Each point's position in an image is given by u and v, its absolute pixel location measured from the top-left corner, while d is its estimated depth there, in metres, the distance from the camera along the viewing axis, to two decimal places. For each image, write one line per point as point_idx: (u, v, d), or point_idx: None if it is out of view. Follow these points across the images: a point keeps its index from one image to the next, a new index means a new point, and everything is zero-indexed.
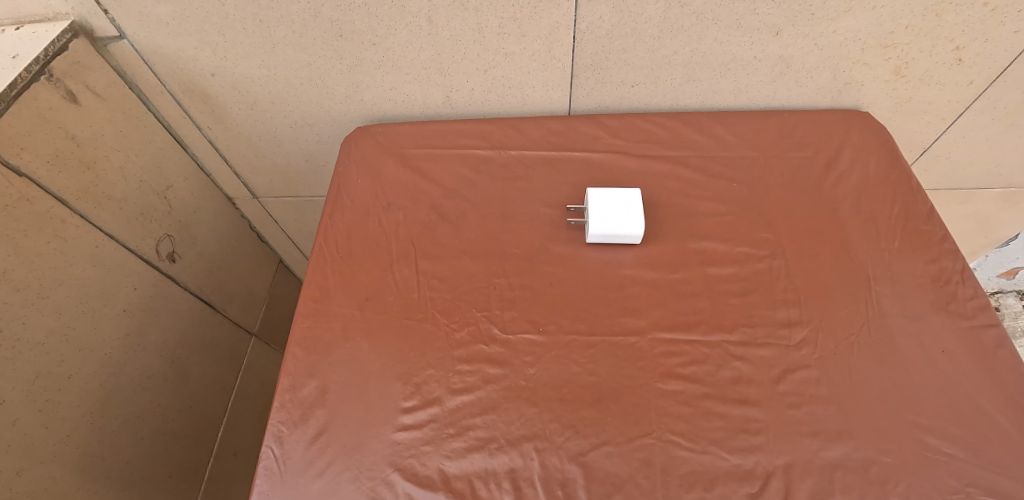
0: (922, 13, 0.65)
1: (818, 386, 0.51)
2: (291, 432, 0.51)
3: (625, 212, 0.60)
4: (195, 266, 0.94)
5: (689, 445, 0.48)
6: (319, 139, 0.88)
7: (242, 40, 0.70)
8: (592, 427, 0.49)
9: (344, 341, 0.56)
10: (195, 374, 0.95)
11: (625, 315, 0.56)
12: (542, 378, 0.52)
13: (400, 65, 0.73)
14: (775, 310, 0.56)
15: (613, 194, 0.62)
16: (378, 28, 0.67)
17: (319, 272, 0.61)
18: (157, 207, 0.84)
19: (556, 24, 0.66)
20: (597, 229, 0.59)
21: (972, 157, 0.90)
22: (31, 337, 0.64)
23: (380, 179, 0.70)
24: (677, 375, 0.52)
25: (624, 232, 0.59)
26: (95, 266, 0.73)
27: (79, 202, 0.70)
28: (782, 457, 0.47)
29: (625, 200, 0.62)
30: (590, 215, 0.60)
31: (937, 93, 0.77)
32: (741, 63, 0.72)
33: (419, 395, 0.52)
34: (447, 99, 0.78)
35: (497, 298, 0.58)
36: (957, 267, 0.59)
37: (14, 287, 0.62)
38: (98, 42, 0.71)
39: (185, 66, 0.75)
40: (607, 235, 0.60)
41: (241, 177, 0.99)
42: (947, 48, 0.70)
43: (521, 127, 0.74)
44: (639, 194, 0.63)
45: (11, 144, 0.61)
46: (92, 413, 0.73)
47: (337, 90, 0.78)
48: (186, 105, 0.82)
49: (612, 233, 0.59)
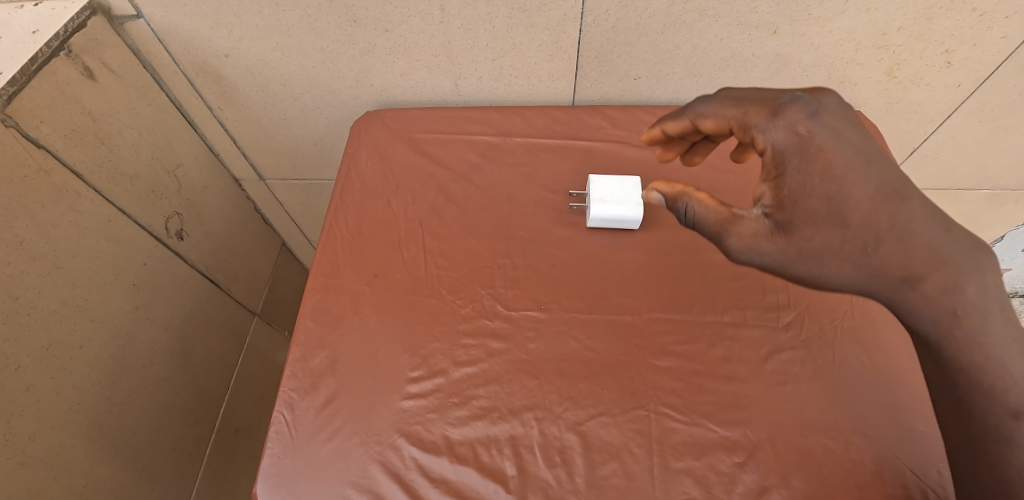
0: (914, 16, 0.68)
1: (804, 365, 0.54)
2: (302, 398, 0.53)
3: (625, 197, 0.63)
4: (201, 244, 0.96)
5: (680, 417, 0.51)
6: (328, 123, 0.90)
7: (257, 23, 0.72)
8: (589, 399, 0.52)
9: (353, 314, 0.58)
10: (199, 351, 0.97)
11: (623, 296, 0.59)
12: (543, 352, 0.55)
13: (411, 52, 0.75)
14: (765, 294, 0.59)
15: (615, 180, 0.64)
16: (391, 15, 0.69)
17: (329, 249, 0.63)
18: (167, 185, 0.86)
19: (563, 16, 0.68)
20: (597, 213, 0.62)
21: (959, 157, 0.94)
22: (45, 306, 0.66)
23: (389, 161, 0.72)
24: (670, 353, 0.55)
25: (624, 216, 0.62)
26: (107, 240, 0.74)
27: (94, 177, 0.72)
28: (767, 431, 0.50)
29: (626, 186, 0.64)
30: (591, 199, 0.62)
31: (927, 94, 0.81)
32: (741, 59, 0.74)
33: (426, 366, 0.54)
34: (455, 86, 0.81)
35: (501, 276, 0.61)
36: None
37: (31, 256, 0.64)
38: (115, 20, 0.73)
39: (200, 47, 0.76)
40: (607, 219, 0.62)
41: (249, 158, 1.00)
42: (938, 51, 0.73)
43: (526, 116, 0.76)
44: (639, 183, 0.65)
45: (31, 117, 0.63)
46: (101, 383, 0.75)
47: (348, 75, 0.80)
48: (198, 86, 0.84)
49: (612, 218, 0.62)
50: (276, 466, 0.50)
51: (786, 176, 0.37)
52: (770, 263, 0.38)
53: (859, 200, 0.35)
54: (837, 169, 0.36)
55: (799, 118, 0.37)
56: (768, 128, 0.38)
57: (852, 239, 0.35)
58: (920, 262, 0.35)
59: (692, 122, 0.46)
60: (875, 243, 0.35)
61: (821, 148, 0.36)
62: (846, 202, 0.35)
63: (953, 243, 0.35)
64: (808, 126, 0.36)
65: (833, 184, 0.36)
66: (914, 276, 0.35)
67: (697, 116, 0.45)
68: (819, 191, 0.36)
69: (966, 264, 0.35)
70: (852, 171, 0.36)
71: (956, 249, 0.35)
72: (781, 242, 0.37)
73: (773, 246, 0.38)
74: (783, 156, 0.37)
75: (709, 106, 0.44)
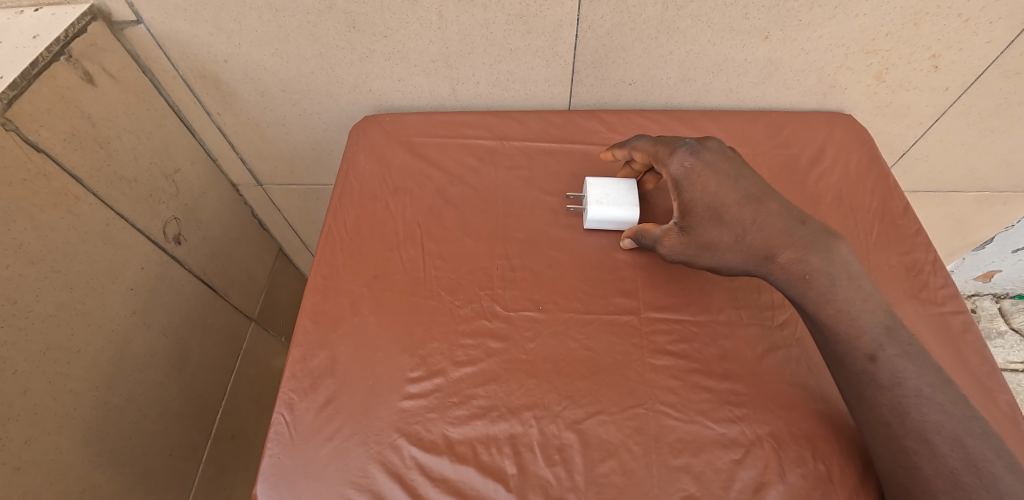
0: (901, 22, 0.70)
1: (799, 363, 0.55)
2: (302, 399, 0.53)
3: (622, 199, 0.63)
4: (199, 249, 0.96)
5: (678, 415, 0.51)
6: (326, 128, 0.91)
7: (257, 29, 0.73)
8: (588, 397, 0.52)
9: (352, 315, 0.58)
10: (195, 356, 0.96)
11: (620, 296, 0.59)
12: (541, 351, 0.55)
13: (409, 57, 0.76)
14: (760, 293, 0.60)
15: (611, 182, 0.65)
16: (390, 21, 0.70)
17: (328, 251, 0.64)
18: (165, 189, 0.86)
19: (560, 22, 0.70)
20: (595, 214, 0.62)
21: (948, 160, 0.96)
22: (42, 309, 0.65)
23: (387, 164, 0.73)
24: (667, 352, 0.55)
25: (620, 217, 0.62)
26: (105, 243, 0.75)
27: (92, 181, 0.73)
28: (763, 427, 0.50)
29: (623, 188, 0.64)
30: (588, 200, 0.62)
31: (916, 98, 0.83)
32: (733, 64, 0.76)
33: (425, 366, 0.55)
34: (453, 91, 0.82)
35: (499, 278, 0.61)
36: (929, 259, 0.64)
37: (29, 260, 0.64)
38: (115, 25, 0.73)
39: (199, 52, 0.77)
40: (604, 220, 0.63)
41: (247, 163, 1.01)
42: (925, 56, 0.75)
43: (523, 120, 0.77)
44: (635, 185, 0.65)
45: (31, 121, 0.63)
46: (98, 387, 0.74)
47: (347, 80, 0.80)
48: (196, 91, 0.84)
49: (607, 221, 0.63)
50: (276, 467, 0.50)
51: (682, 195, 0.56)
52: (683, 258, 0.56)
53: (731, 204, 0.54)
54: (711, 187, 0.54)
55: (684, 157, 0.56)
56: (667, 161, 0.57)
57: (729, 231, 0.53)
58: (778, 242, 0.51)
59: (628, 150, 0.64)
60: (744, 231, 0.53)
61: (699, 174, 0.55)
62: (721, 208, 0.54)
63: (806, 232, 0.51)
64: (690, 159, 0.56)
65: (710, 198, 0.54)
66: (772, 253, 0.52)
67: (630, 146, 0.63)
68: (701, 201, 0.55)
69: (815, 245, 0.50)
70: (723, 187, 0.54)
71: (806, 235, 0.51)
72: (687, 243, 0.55)
73: (683, 246, 0.56)
74: (677, 181, 0.56)
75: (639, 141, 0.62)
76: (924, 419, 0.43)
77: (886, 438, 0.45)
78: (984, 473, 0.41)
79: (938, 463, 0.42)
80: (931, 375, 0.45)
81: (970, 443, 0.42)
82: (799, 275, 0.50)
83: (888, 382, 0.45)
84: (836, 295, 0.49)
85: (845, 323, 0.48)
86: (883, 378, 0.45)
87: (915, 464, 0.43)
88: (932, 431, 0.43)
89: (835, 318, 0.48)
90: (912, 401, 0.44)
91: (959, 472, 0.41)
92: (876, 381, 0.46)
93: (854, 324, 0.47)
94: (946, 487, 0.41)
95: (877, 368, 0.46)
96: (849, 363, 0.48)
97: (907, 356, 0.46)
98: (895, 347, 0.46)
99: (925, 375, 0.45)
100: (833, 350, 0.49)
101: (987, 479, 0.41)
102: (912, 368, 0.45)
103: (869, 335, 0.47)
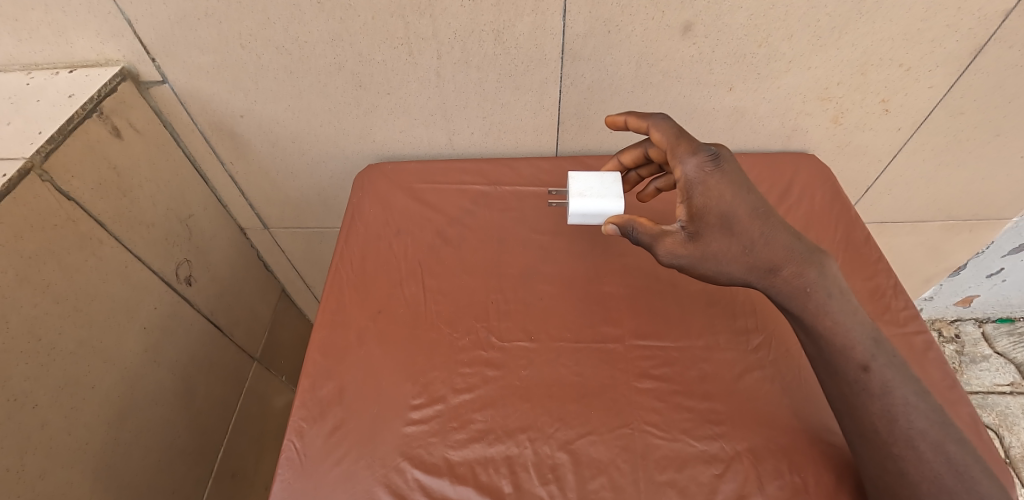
0: (849, 72, 0.79)
1: (773, 382, 0.59)
2: (311, 427, 0.57)
3: (605, 191, 0.66)
4: (207, 289, 1.01)
5: (662, 434, 0.55)
6: (332, 175, 0.98)
7: (272, 88, 0.81)
8: (578, 419, 0.56)
9: (358, 348, 0.63)
10: (200, 393, 0.99)
11: (606, 325, 0.64)
12: (534, 377, 0.60)
13: (410, 111, 0.84)
14: (735, 320, 0.65)
15: (595, 175, 0.67)
16: (392, 80, 0.78)
17: (336, 289, 0.69)
18: (179, 233, 0.92)
19: (545, 80, 0.78)
20: (577, 207, 0.65)
21: (910, 193, 1.04)
22: (64, 346, 0.70)
23: (389, 208, 0.79)
24: (651, 375, 0.60)
25: (603, 210, 0.65)
26: (123, 284, 0.79)
27: (115, 226, 0.78)
28: (742, 443, 0.54)
29: (606, 181, 0.67)
30: (571, 194, 0.65)
31: (872, 138, 0.91)
32: (703, 112, 0.84)
33: (426, 393, 0.59)
34: (450, 141, 0.89)
35: (494, 310, 0.66)
36: (890, 283, 0.69)
37: (55, 298, 0.68)
38: (142, 85, 0.81)
39: (218, 108, 0.85)
40: (587, 213, 0.66)
41: (255, 208, 1.07)
42: (875, 101, 0.84)
43: (514, 166, 0.84)
44: (620, 178, 0.68)
45: (65, 172, 0.69)
46: (109, 422, 0.77)
47: (352, 132, 0.88)
48: (213, 143, 0.91)
49: (591, 212, 0.65)
50: (286, 491, 0.53)
51: (694, 198, 0.53)
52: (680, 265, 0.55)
53: (742, 215, 0.52)
54: (726, 197, 0.52)
55: (703, 161, 0.53)
56: (685, 159, 0.54)
57: (738, 241, 0.52)
58: (781, 257, 0.52)
59: (646, 127, 0.61)
60: (752, 244, 0.52)
61: (716, 180, 0.53)
62: (733, 218, 0.52)
63: (803, 248, 0.53)
64: (712, 165, 0.53)
65: (722, 206, 0.52)
66: (776, 267, 0.52)
67: (652, 125, 0.60)
68: (714, 210, 0.52)
69: (812, 260, 0.52)
70: (738, 198, 0.52)
71: (804, 251, 0.53)
72: (690, 248, 0.53)
73: (686, 251, 0.54)
74: (691, 184, 0.53)
75: (663, 124, 0.59)
76: (911, 427, 0.47)
77: (876, 446, 0.48)
78: (965, 477, 0.45)
79: (924, 467, 0.46)
80: (914, 384, 0.49)
81: (952, 449, 0.46)
82: (800, 288, 0.52)
83: (879, 391, 0.49)
84: (832, 308, 0.51)
85: (841, 334, 0.51)
86: (875, 387, 0.49)
87: (903, 470, 0.46)
88: (918, 438, 0.47)
89: (832, 330, 0.51)
90: (900, 409, 0.48)
91: (944, 476, 0.45)
92: (868, 390, 0.49)
93: (850, 335, 0.50)
94: (931, 491, 0.45)
95: (870, 378, 0.49)
96: (843, 373, 0.50)
97: (893, 366, 0.50)
98: (884, 357, 0.50)
99: (909, 384, 0.49)
100: (827, 360, 0.52)
101: (968, 482, 0.45)
102: (898, 378, 0.49)
103: (862, 348, 0.50)
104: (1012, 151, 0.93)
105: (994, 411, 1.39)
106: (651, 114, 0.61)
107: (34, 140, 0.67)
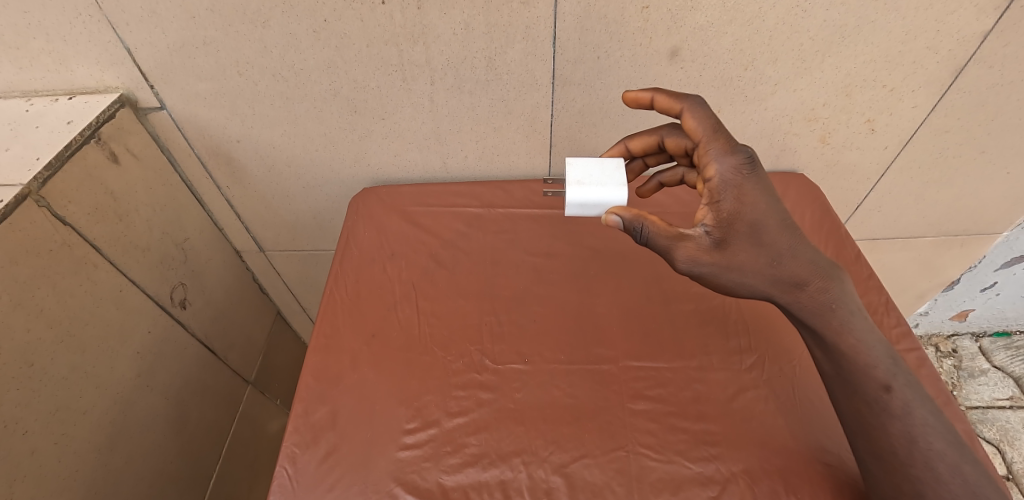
0: (834, 94, 0.81)
1: (767, 402, 0.59)
2: (304, 452, 0.56)
3: (606, 179, 0.57)
4: (202, 312, 1.01)
5: (657, 456, 0.55)
6: (327, 199, 0.99)
7: (269, 113, 0.82)
8: (573, 442, 0.56)
9: (352, 371, 0.63)
10: (193, 418, 0.98)
11: (599, 346, 0.65)
12: (528, 400, 0.60)
13: (405, 136, 0.85)
14: (728, 339, 0.65)
15: (594, 162, 0.59)
16: (387, 106, 0.80)
17: (330, 313, 0.69)
18: (174, 257, 0.92)
19: (537, 104, 0.80)
20: (574, 195, 0.56)
21: (900, 210, 1.05)
22: (56, 372, 0.69)
23: (384, 231, 0.80)
24: (645, 396, 0.59)
25: (603, 199, 0.56)
26: (117, 309, 0.79)
27: (110, 250, 0.79)
28: (738, 465, 0.54)
29: (608, 168, 0.58)
30: (567, 180, 0.56)
31: (860, 157, 0.93)
32: None
33: (420, 417, 0.58)
34: (444, 164, 0.91)
35: (488, 333, 0.66)
36: (882, 300, 0.70)
37: (48, 323, 0.68)
38: (140, 111, 0.82)
39: (215, 133, 0.86)
40: (586, 203, 0.57)
41: (251, 231, 1.08)
42: (861, 121, 0.86)
43: (507, 189, 0.86)
44: (622, 165, 0.59)
45: (62, 197, 0.70)
46: (100, 448, 0.76)
47: (347, 156, 0.89)
48: (209, 167, 0.92)
49: (592, 202, 0.57)
50: None
51: (724, 204, 0.48)
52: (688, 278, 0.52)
53: (772, 226, 0.48)
54: (759, 205, 0.47)
55: (741, 164, 0.48)
56: (723, 160, 0.48)
57: (765, 253, 0.48)
58: (806, 272, 0.49)
59: (679, 110, 0.51)
60: (779, 256, 0.48)
61: (752, 187, 0.47)
62: (764, 228, 0.47)
63: (825, 262, 0.50)
64: (751, 170, 0.47)
65: (756, 214, 0.47)
66: (802, 281, 0.49)
67: (689, 110, 0.50)
68: (745, 218, 0.47)
69: (832, 274, 0.50)
70: (769, 207, 0.48)
71: (825, 265, 0.50)
72: (713, 256, 0.47)
73: (708, 259, 0.47)
74: (724, 187, 0.48)
75: (700, 111, 0.50)
76: (931, 448, 0.47)
77: (892, 467, 0.48)
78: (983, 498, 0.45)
79: (942, 489, 0.46)
80: (930, 404, 0.48)
81: (968, 470, 0.46)
82: (825, 304, 0.49)
83: (900, 412, 0.48)
84: (855, 325, 0.50)
85: (863, 353, 0.49)
86: (896, 408, 0.48)
87: (920, 491, 0.46)
88: (936, 460, 0.46)
89: (854, 348, 0.49)
90: (920, 430, 0.47)
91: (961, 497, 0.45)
92: (889, 411, 0.48)
93: (872, 354, 0.49)
94: None
95: (891, 398, 0.48)
96: (863, 393, 0.49)
97: (913, 385, 0.49)
98: (903, 376, 0.49)
99: (925, 403, 0.48)
100: (847, 379, 0.50)
101: None
102: (917, 398, 0.48)
103: (883, 367, 0.49)
104: (997, 168, 0.95)
105: (994, 426, 1.38)
106: (685, 95, 0.52)
107: (31, 167, 0.68)
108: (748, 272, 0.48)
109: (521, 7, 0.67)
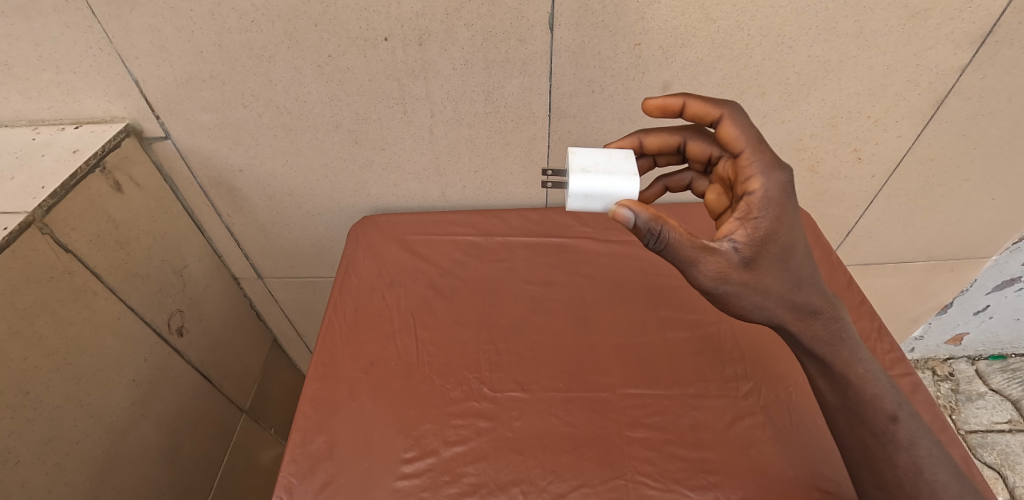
0: (821, 125, 0.84)
1: (765, 429, 0.60)
2: (301, 483, 0.56)
3: (615, 168, 0.52)
4: (199, 341, 1.00)
5: (656, 485, 0.54)
6: (325, 227, 1.00)
7: (272, 143, 0.84)
8: (571, 471, 0.56)
9: (351, 400, 0.63)
10: (185, 448, 0.96)
11: (597, 374, 0.65)
12: (526, 429, 0.60)
13: (404, 166, 0.87)
14: (724, 367, 0.66)
15: (601, 152, 0.54)
16: (387, 137, 0.82)
17: (328, 341, 0.69)
18: (173, 284, 0.93)
19: (533, 136, 0.82)
20: (580, 183, 0.51)
21: (890, 235, 1.08)
22: (51, 400, 0.69)
23: (383, 259, 0.81)
24: (643, 424, 0.60)
25: (612, 189, 0.51)
26: (114, 336, 0.79)
27: (110, 277, 0.79)
28: (736, 493, 0.54)
29: (616, 158, 0.54)
30: (571, 167, 0.51)
31: (848, 185, 0.95)
32: None
33: (418, 446, 0.58)
34: (442, 194, 0.92)
35: (486, 361, 0.67)
36: (874, 326, 0.71)
37: (46, 352, 0.68)
38: (145, 141, 0.84)
39: (217, 163, 0.87)
40: (592, 192, 0.51)
41: (250, 259, 1.08)
42: (848, 150, 0.88)
43: (504, 218, 0.87)
44: (631, 156, 0.55)
45: (65, 225, 0.71)
46: (89, 479, 0.75)
47: (348, 186, 0.91)
48: (211, 195, 0.94)
49: (598, 191, 0.51)
50: None
51: (762, 219, 0.45)
52: None
53: (798, 251, 0.47)
54: (792, 227, 0.46)
55: (784, 183, 0.46)
56: (768, 175, 0.47)
57: (789, 276, 0.47)
58: (820, 301, 0.49)
59: (717, 116, 0.51)
60: (799, 283, 0.47)
61: (791, 208, 0.46)
62: (792, 251, 0.46)
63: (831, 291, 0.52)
64: (792, 192, 0.46)
65: (789, 237, 0.46)
66: (817, 310, 0.49)
67: (730, 116, 0.50)
68: (780, 241, 0.46)
69: (836, 303, 0.52)
70: (800, 231, 0.47)
71: (829, 294, 0.51)
72: (742, 274, 0.45)
73: (736, 278, 0.45)
74: (767, 202, 0.46)
75: (741, 118, 0.49)
76: (936, 479, 0.48)
77: None
78: None
79: None
80: (931, 434, 0.50)
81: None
82: (835, 334, 0.51)
83: (907, 442, 0.49)
84: (863, 356, 0.51)
85: (871, 384, 0.50)
86: (903, 439, 0.49)
87: None
88: (942, 491, 0.47)
89: (863, 379, 0.50)
90: (925, 461, 0.49)
91: None
92: (896, 442, 0.49)
93: (880, 385, 0.50)
94: None
95: (898, 429, 0.49)
96: (872, 424, 0.50)
97: (916, 416, 0.50)
98: (907, 407, 0.50)
99: (926, 434, 0.50)
100: (855, 410, 0.51)
101: None
102: (920, 428, 0.50)
103: (890, 397, 0.50)
104: (981, 194, 0.98)
105: (995, 450, 1.38)
106: (722, 100, 0.51)
107: (37, 195, 0.68)
108: (768, 295, 0.47)
109: (518, 44, 0.70)
